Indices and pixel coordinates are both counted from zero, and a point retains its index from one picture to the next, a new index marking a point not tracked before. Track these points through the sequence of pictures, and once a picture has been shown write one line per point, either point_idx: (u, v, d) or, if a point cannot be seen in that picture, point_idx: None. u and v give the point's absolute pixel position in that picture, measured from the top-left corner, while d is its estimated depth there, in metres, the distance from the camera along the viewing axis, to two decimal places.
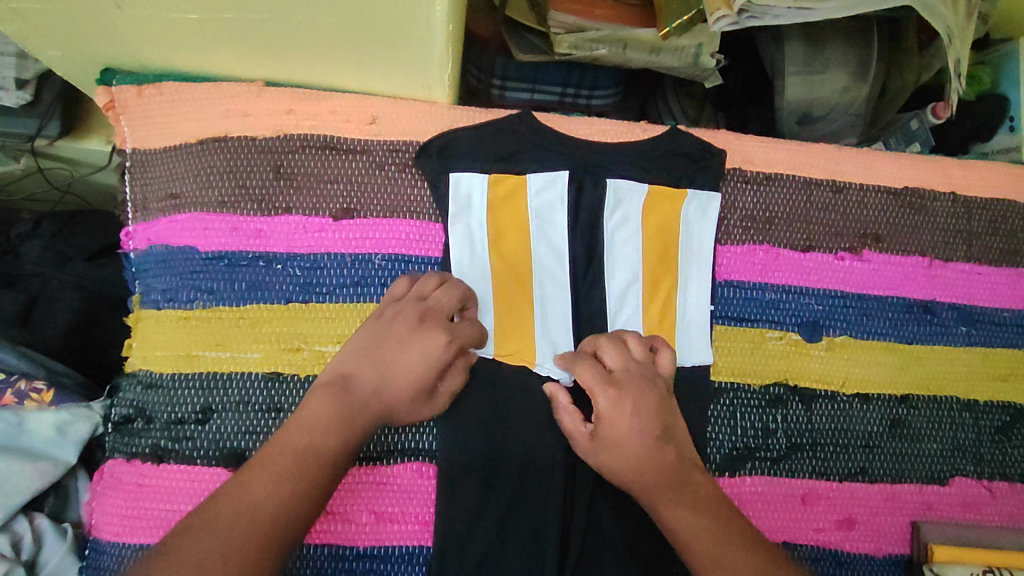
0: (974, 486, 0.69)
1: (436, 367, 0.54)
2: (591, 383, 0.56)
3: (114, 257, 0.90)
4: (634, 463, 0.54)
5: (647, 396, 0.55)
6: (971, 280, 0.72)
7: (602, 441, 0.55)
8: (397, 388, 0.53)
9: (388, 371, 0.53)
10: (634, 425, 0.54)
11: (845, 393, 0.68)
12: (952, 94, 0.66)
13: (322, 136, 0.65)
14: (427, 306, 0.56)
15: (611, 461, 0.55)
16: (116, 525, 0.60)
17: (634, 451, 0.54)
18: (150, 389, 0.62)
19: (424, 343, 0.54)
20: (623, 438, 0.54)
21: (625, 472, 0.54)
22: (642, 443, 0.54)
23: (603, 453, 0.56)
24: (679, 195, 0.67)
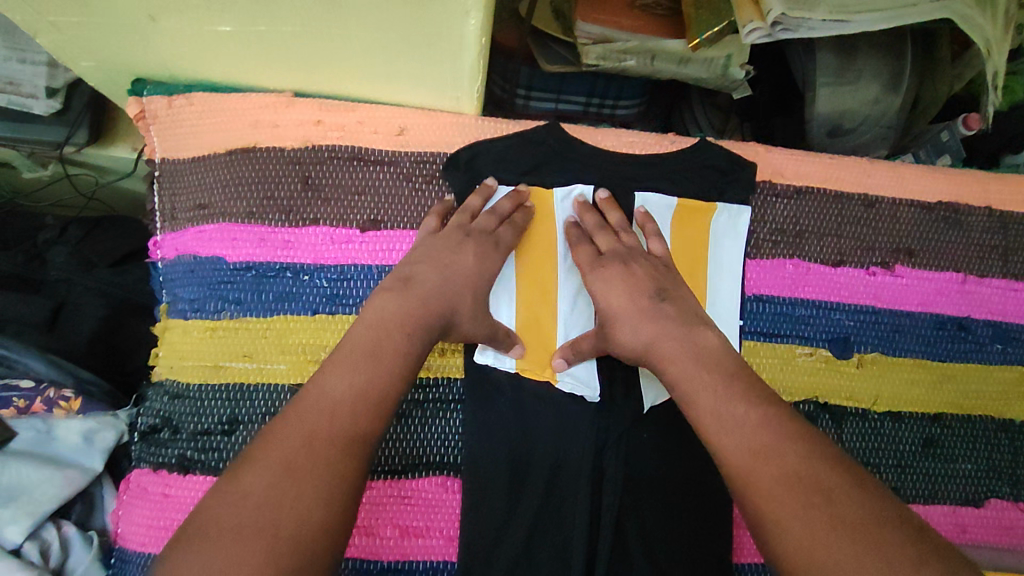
0: (1009, 508, 0.67)
1: (484, 278, 0.59)
2: (585, 261, 0.61)
3: (137, 263, 0.91)
4: (638, 321, 0.55)
5: (632, 260, 0.59)
6: (1007, 296, 0.70)
7: (605, 314, 0.58)
8: (453, 295, 0.57)
9: (441, 281, 0.56)
10: (624, 280, 0.58)
11: (877, 411, 0.67)
12: (989, 107, 0.64)
13: (350, 147, 0.65)
14: (466, 226, 0.61)
15: (618, 337, 0.57)
16: (143, 535, 0.60)
17: (629, 305, 0.56)
18: (177, 399, 0.62)
19: (473, 254, 0.59)
20: (619, 306, 0.57)
21: (629, 338, 0.56)
22: (631, 292, 0.57)
23: (609, 325, 0.58)
24: (709, 209, 0.67)
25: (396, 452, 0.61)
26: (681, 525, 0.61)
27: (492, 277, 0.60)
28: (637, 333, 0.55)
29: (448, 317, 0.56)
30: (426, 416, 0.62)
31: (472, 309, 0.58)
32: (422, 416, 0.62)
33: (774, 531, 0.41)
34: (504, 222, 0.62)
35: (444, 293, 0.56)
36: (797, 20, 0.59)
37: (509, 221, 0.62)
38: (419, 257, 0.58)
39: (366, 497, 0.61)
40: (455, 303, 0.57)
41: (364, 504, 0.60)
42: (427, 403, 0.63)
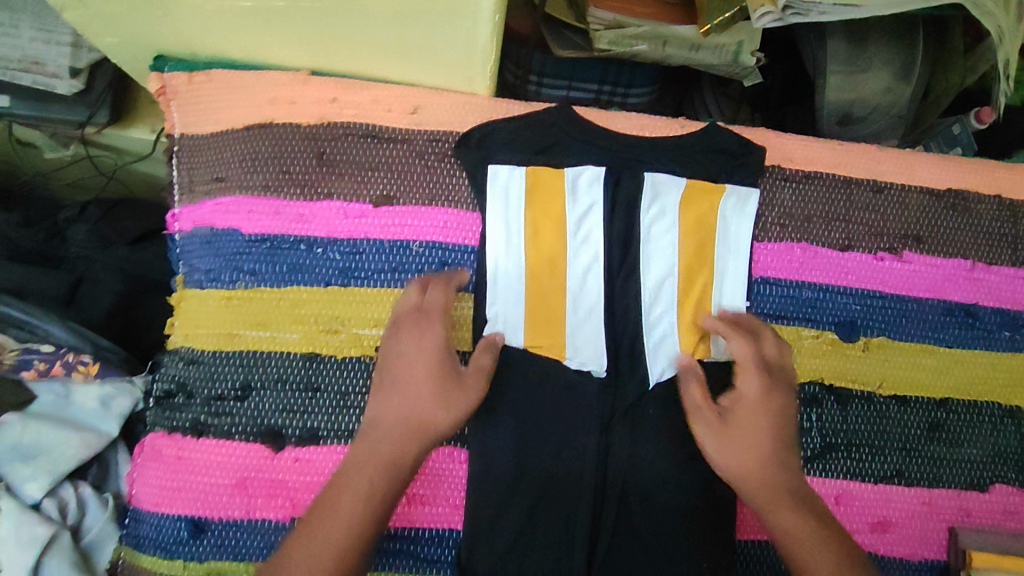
0: (1015, 493, 0.66)
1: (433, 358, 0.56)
2: (745, 357, 0.59)
3: (154, 242, 0.94)
4: (761, 449, 0.54)
5: (791, 389, 0.58)
6: (1017, 284, 0.70)
7: (732, 420, 0.56)
8: (412, 395, 0.54)
9: (397, 393, 0.55)
10: (764, 396, 0.57)
11: (882, 394, 0.67)
12: (1000, 94, 0.65)
13: (365, 125, 0.66)
14: (399, 314, 0.59)
15: (728, 446, 0.55)
16: (156, 495, 0.61)
17: (765, 443, 0.55)
18: (192, 365, 0.63)
19: (415, 341, 0.57)
20: (758, 429, 0.55)
21: (744, 459, 0.54)
22: (772, 416, 0.56)
23: (731, 434, 0.55)
24: (718, 190, 0.67)
25: None
26: (689, 505, 0.61)
27: (446, 347, 0.57)
28: (755, 458, 0.54)
29: (411, 415, 0.54)
30: None
31: (434, 395, 0.54)
32: None
33: None
34: (426, 287, 0.60)
35: (401, 399, 0.55)
36: (808, 3, 0.60)
37: (431, 288, 0.60)
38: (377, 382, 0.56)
39: None
40: (414, 399, 0.54)
41: None
42: None
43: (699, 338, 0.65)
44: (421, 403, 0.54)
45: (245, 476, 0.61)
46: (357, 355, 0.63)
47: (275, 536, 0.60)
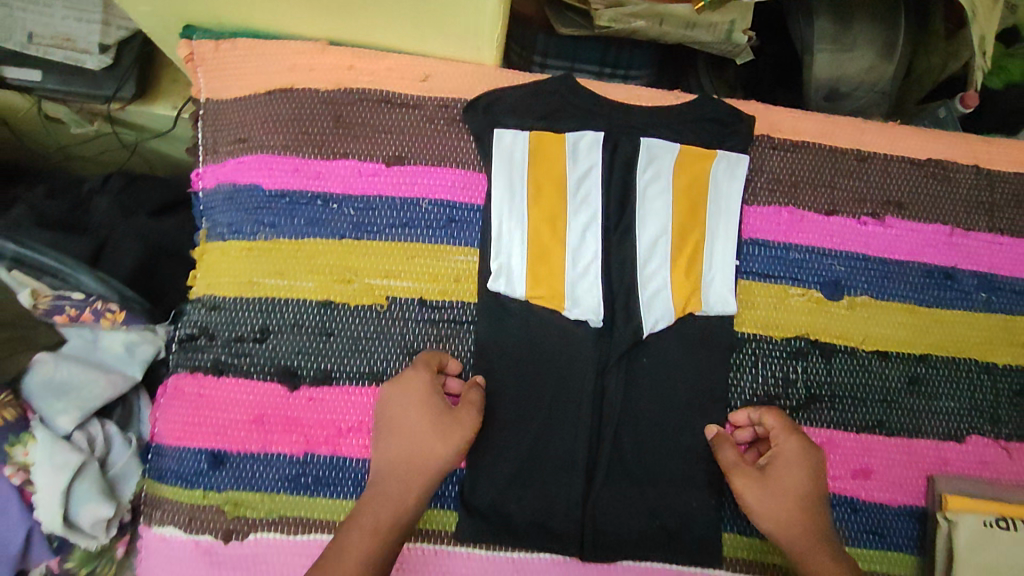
0: (990, 445, 0.70)
1: (430, 406, 0.59)
2: (774, 424, 0.63)
3: (173, 215, 0.99)
4: (798, 504, 0.58)
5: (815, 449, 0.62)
6: (993, 249, 0.73)
7: (772, 479, 0.59)
8: (415, 440, 0.58)
9: (405, 442, 0.58)
10: (801, 454, 0.60)
11: (864, 350, 0.71)
12: (976, 72, 0.68)
13: (379, 91, 0.70)
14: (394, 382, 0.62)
15: (772, 500, 0.58)
16: (179, 430, 0.65)
17: (802, 493, 0.59)
18: (214, 310, 0.67)
19: (411, 390, 0.60)
20: (792, 484, 0.59)
21: (782, 513, 0.58)
22: (807, 474, 0.59)
23: (771, 491, 0.58)
24: (710, 155, 0.70)
25: None
26: (673, 441, 0.67)
27: (432, 406, 0.59)
28: (791, 515, 0.58)
29: (415, 457, 0.57)
30: (442, 333, 0.68)
31: (435, 436, 0.58)
32: (439, 334, 0.68)
33: None
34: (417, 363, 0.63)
35: (404, 441, 0.58)
36: None
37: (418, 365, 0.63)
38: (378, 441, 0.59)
39: None
40: (416, 443, 0.58)
41: None
42: (443, 323, 0.68)
43: (691, 293, 0.68)
44: (425, 444, 0.57)
45: (262, 412, 0.65)
46: (369, 303, 0.67)
47: (290, 470, 0.65)
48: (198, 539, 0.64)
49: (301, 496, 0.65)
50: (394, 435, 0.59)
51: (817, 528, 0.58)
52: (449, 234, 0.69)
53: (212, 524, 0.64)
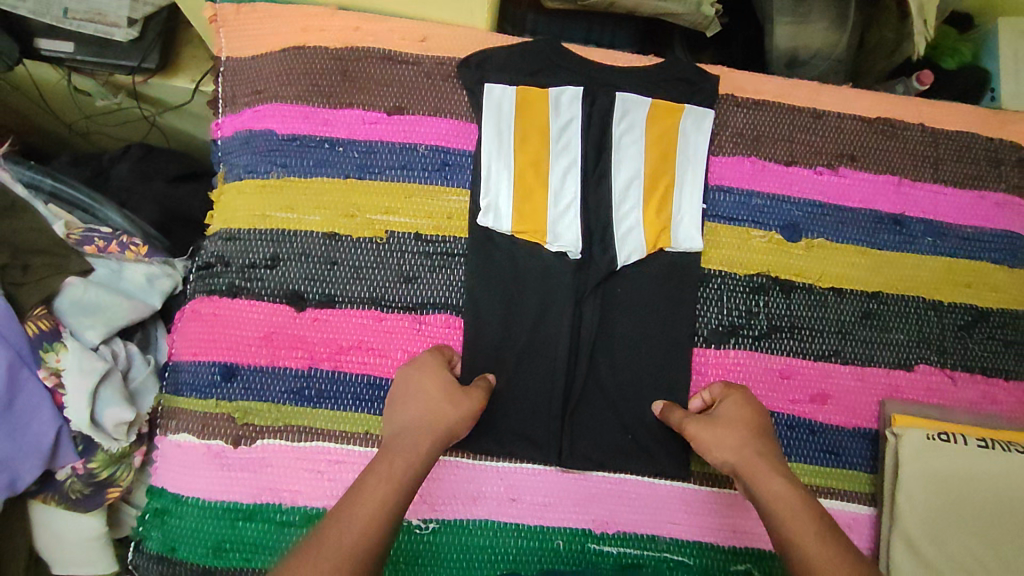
0: (936, 373, 0.76)
1: (438, 375, 0.64)
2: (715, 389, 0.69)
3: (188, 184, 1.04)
4: (747, 433, 0.63)
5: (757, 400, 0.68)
6: (938, 199, 0.79)
7: (719, 418, 0.65)
8: (424, 398, 0.62)
9: (405, 397, 0.63)
10: (744, 401, 0.67)
11: (821, 286, 0.77)
12: (917, 37, 0.75)
13: (382, 50, 0.78)
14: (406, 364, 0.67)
15: (722, 435, 0.63)
16: (196, 347, 0.73)
17: (748, 422, 0.64)
18: (229, 241, 0.74)
19: (422, 368, 0.65)
20: (737, 417, 0.64)
21: (736, 443, 0.62)
22: (750, 410, 0.65)
23: (717, 426, 0.64)
24: (679, 109, 0.77)
25: (409, 293, 0.74)
26: (643, 366, 0.74)
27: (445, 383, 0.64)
28: (737, 440, 0.62)
29: (427, 413, 0.60)
30: (436, 264, 0.74)
31: (445, 397, 0.62)
32: (433, 265, 0.74)
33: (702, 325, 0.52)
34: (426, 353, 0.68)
35: (419, 404, 0.61)
36: None
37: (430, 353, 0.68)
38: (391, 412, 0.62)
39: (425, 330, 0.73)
40: (427, 402, 0.62)
41: (424, 336, 0.73)
42: (437, 255, 0.75)
43: (662, 230, 0.75)
44: (434, 403, 0.61)
45: (270, 331, 0.72)
46: (369, 235, 0.74)
47: (295, 383, 0.72)
48: (209, 444, 0.71)
49: (304, 407, 0.71)
50: (408, 401, 0.62)
51: (767, 451, 0.62)
52: (443, 176, 0.76)
53: (223, 430, 0.71)
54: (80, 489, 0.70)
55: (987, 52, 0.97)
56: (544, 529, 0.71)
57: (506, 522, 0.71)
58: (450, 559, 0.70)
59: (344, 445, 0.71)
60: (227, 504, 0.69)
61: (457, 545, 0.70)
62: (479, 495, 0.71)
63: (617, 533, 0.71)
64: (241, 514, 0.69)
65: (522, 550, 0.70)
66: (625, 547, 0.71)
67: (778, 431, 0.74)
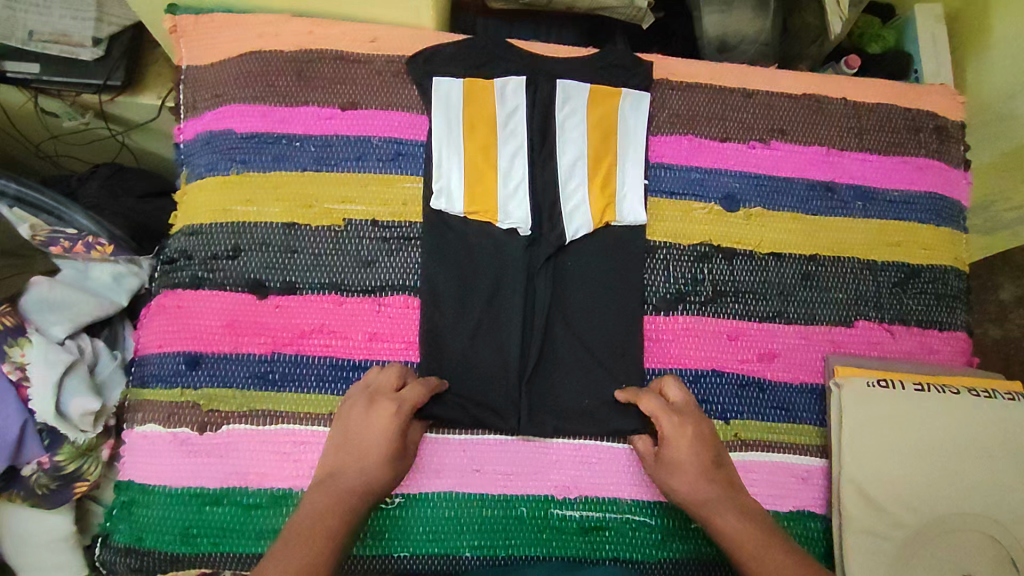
0: (875, 327, 0.81)
1: (394, 434, 0.64)
2: (655, 408, 0.69)
3: (159, 199, 1.02)
4: (693, 477, 0.65)
5: (693, 420, 0.68)
6: (864, 165, 0.85)
7: (664, 462, 0.68)
8: (360, 458, 0.63)
9: (357, 447, 0.64)
10: (687, 436, 0.67)
11: (761, 252, 0.81)
12: (832, 18, 0.81)
13: (335, 51, 0.82)
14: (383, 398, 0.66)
15: (673, 477, 0.66)
16: (160, 338, 0.74)
17: (693, 466, 0.66)
18: (192, 236, 0.77)
19: (372, 418, 0.65)
20: (683, 458, 0.66)
21: (685, 490, 0.65)
22: (694, 447, 0.66)
23: (667, 470, 0.67)
24: (617, 93, 0.81)
25: (368, 276, 0.76)
26: (596, 337, 0.77)
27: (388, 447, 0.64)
28: (685, 486, 0.65)
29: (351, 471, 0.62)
30: (393, 248, 0.77)
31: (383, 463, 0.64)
32: (391, 249, 0.77)
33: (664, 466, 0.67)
34: (398, 395, 0.67)
35: (354, 460, 0.63)
36: None
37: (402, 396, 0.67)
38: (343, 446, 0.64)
39: (385, 311, 0.76)
40: (364, 461, 0.63)
41: (385, 317, 0.76)
42: (393, 240, 0.78)
43: (607, 205, 0.79)
44: (371, 467, 0.63)
45: (233, 319, 0.74)
46: (328, 224, 0.78)
47: (259, 367, 0.74)
48: (176, 432, 0.72)
49: (269, 391, 0.73)
50: (346, 451, 0.64)
51: (712, 491, 0.65)
52: (397, 165, 0.80)
53: (190, 417, 0.72)
54: (47, 483, 0.70)
55: (909, 35, 0.98)
56: (507, 497, 0.73)
57: (470, 493, 0.72)
58: (417, 531, 0.71)
59: (309, 426, 0.72)
60: (195, 490, 0.71)
61: (422, 518, 0.71)
62: (442, 468, 0.72)
63: (579, 497, 0.73)
64: (208, 500, 0.70)
65: (487, 519, 0.72)
66: (587, 511, 0.73)
67: (730, 390, 0.77)
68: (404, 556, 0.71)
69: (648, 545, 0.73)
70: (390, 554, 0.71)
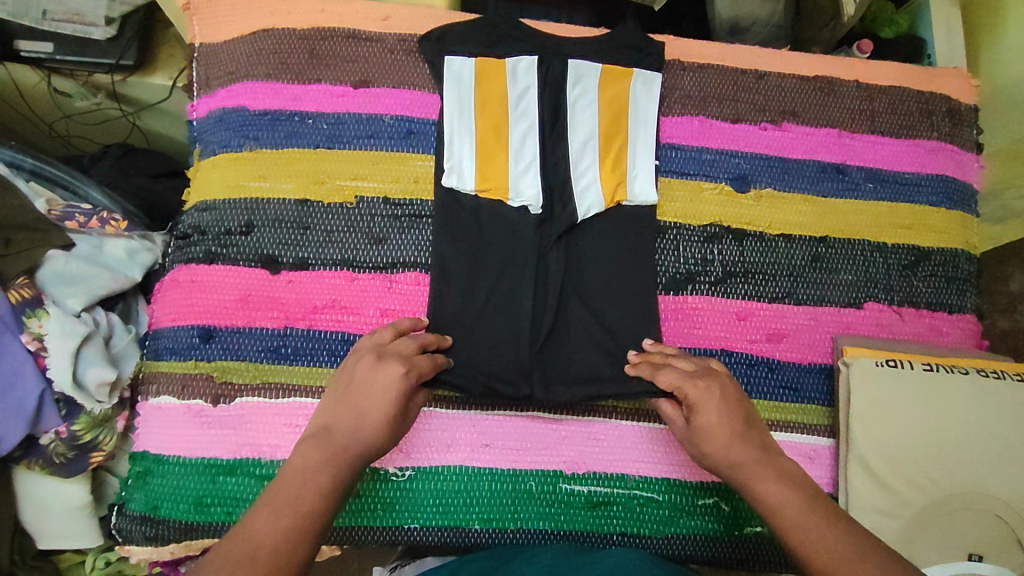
0: (884, 309, 0.81)
1: (397, 395, 0.61)
2: (675, 377, 0.65)
3: (171, 179, 1.03)
4: (728, 441, 0.61)
5: (715, 378, 0.65)
6: (875, 148, 0.85)
7: (695, 428, 0.63)
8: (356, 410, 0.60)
9: (354, 400, 0.61)
10: (716, 397, 0.63)
11: (770, 233, 0.81)
12: None
13: (347, 29, 0.82)
14: (390, 354, 0.64)
15: (707, 444, 0.62)
16: (174, 311, 0.75)
17: (725, 426, 0.61)
18: (205, 212, 0.78)
19: (374, 372, 0.62)
20: (714, 421, 0.62)
21: (721, 452, 0.61)
22: (724, 409, 0.62)
23: (698, 435, 0.62)
24: (628, 74, 0.81)
25: (380, 253, 0.77)
26: (603, 316, 0.77)
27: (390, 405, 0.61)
28: (725, 451, 0.61)
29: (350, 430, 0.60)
30: (406, 224, 0.78)
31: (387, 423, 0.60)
32: (403, 225, 0.78)
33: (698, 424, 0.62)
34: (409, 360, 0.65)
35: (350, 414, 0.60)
36: None
37: (412, 362, 0.65)
38: (341, 401, 0.61)
39: (397, 287, 0.76)
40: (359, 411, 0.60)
41: (397, 292, 0.76)
42: (403, 218, 0.78)
43: (617, 184, 0.79)
44: (366, 420, 0.60)
45: (246, 292, 0.75)
46: (340, 200, 0.78)
47: (272, 340, 0.75)
48: (190, 404, 0.73)
49: (282, 364, 0.74)
50: (341, 402, 0.61)
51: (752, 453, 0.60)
52: (409, 144, 0.80)
53: (203, 389, 0.73)
54: (64, 452, 0.71)
55: (922, 20, 0.97)
56: (515, 471, 0.73)
57: (480, 467, 0.73)
58: (426, 504, 0.72)
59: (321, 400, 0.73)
60: (208, 460, 0.72)
61: (432, 490, 0.72)
62: (452, 442, 0.73)
63: (587, 473, 0.74)
64: (221, 470, 0.72)
65: (496, 493, 0.73)
66: (595, 486, 0.74)
67: (738, 369, 0.78)
68: (413, 528, 0.72)
69: (656, 520, 0.74)
70: (399, 526, 0.72)
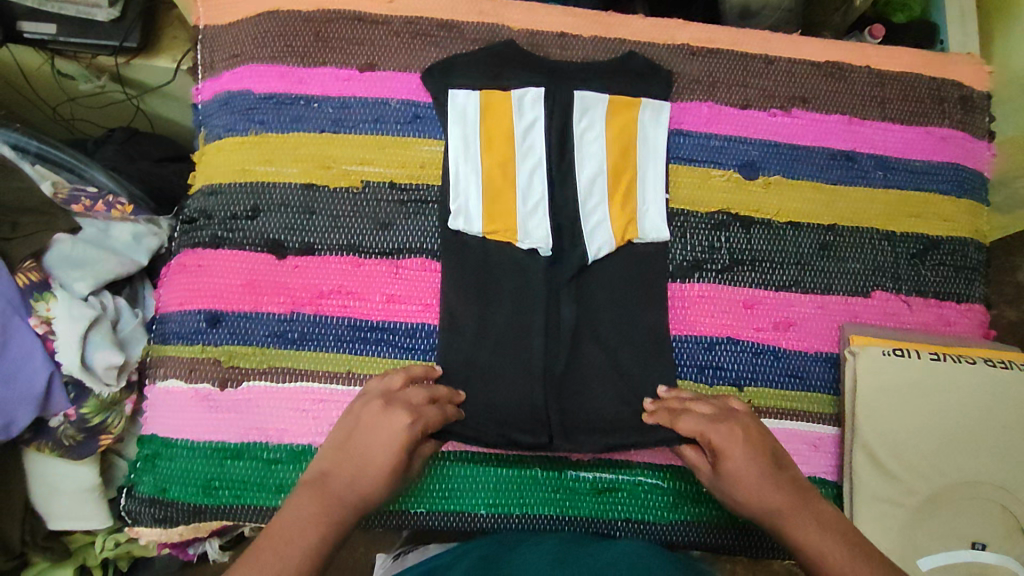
0: (892, 298, 0.81)
1: (400, 449, 0.60)
2: (694, 423, 0.65)
3: (176, 163, 1.02)
4: (757, 485, 0.60)
5: (737, 421, 0.64)
6: (886, 135, 0.84)
7: (724, 475, 0.62)
8: (360, 461, 0.59)
9: (359, 454, 0.59)
10: (741, 441, 0.62)
11: (778, 221, 0.81)
12: None
13: (353, 11, 0.81)
14: (399, 404, 0.63)
15: (735, 490, 0.61)
16: (182, 296, 0.75)
17: (752, 470, 0.60)
18: (211, 196, 0.78)
19: (381, 425, 0.60)
20: (742, 468, 0.61)
21: (753, 499, 0.60)
22: (750, 454, 0.61)
23: (728, 483, 0.62)
24: (637, 103, 0.79)
25: (387, 239, 0.77)
26: (610, 304, 0.77)
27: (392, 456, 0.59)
28: (756, 498, 0.60)
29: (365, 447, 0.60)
30: (413, 210, 0.78)
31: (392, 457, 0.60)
32: (410, 210, 0.78)
33: (726, 468, 0.62)
34: (416, 411, 0.63)
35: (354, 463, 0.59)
36: None
37: (420, 412, 0.63)
38: (344, 453, 0.59)
39: (404, 272, 0.76)
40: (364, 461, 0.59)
41: (403, 276, 0.76)
42: (409, 203, 0.78)
43: (625, 172, 0.78)
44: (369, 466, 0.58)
45: (253, 278, 0.75)
46: (346, 185, 0.78)
47: (278, 325, 0.75)
48: (197, 387, 0.73)
49: (289, 348, 0.74)
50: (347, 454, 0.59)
51: (786, 498, 0.59)
52: (415, 128, 0.79)
53: (210, 373, 0.73)
54: (74, 434, 0.72)
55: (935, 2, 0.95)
56: (521, 456, 0.74)
57: (485, 452, 0.74)
58: (432, 489, 0.73)
59: (328, 384, 0.74)
60: (217, 444, 0.72)
61: (438, 476, 0.73)
62: None
63: (593, 459, 0.75)
64: (229, 453, 0.72)
65: (501, 479, 0.73)
66: (600, 473, 0.74)
67: (744, 357, 0.78)
68: (419, 512, 0.73)
69: (660, 506, 0.74)
70: (404, 510, 0.73)
